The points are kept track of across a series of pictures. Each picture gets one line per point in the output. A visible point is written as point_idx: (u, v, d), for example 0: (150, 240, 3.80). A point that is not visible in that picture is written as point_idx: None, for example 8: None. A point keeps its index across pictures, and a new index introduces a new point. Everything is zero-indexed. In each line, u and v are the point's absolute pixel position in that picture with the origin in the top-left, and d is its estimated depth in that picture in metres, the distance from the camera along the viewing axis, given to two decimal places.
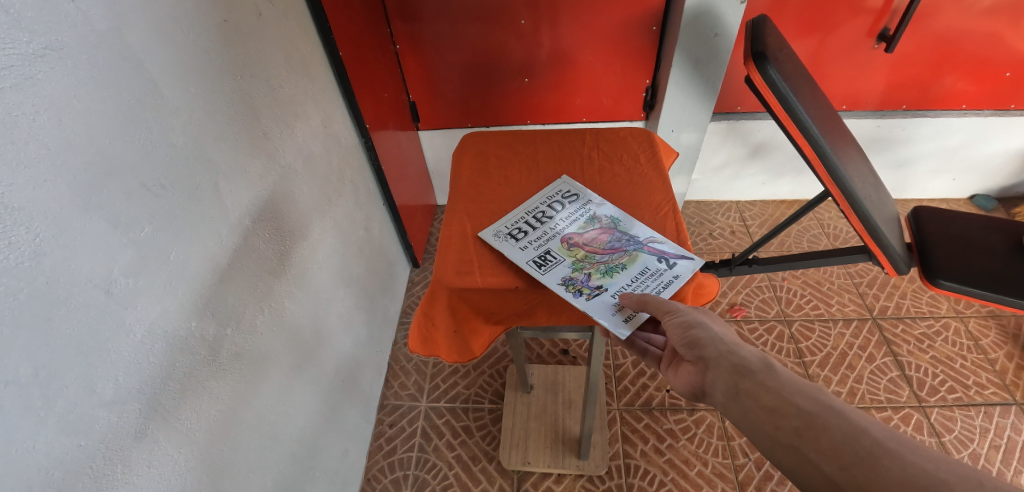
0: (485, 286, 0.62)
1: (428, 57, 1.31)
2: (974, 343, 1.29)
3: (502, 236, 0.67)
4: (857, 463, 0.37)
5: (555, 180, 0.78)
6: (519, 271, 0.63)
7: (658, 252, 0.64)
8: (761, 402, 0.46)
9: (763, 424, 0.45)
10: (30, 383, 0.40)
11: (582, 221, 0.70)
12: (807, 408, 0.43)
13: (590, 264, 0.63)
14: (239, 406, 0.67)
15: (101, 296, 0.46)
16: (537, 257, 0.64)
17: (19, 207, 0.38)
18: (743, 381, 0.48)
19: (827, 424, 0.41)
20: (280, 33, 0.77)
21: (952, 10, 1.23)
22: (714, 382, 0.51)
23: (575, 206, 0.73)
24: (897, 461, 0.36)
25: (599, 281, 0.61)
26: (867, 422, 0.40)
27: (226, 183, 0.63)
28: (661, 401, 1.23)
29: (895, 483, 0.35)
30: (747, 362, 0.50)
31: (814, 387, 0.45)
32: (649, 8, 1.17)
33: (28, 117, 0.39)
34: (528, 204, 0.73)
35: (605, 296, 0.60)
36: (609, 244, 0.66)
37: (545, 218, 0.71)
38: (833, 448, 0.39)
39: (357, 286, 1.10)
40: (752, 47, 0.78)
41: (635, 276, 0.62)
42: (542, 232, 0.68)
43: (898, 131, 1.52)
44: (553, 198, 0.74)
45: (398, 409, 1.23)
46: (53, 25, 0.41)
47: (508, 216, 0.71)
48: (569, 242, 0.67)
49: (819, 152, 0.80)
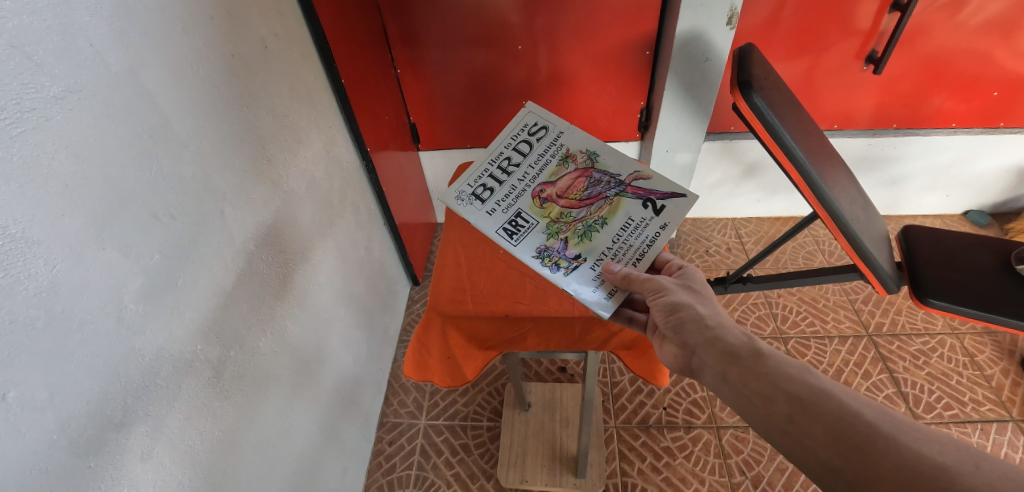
0: (476, 312, 0.67)
1: (428, 81, 1.35)
2: (970, 359, 1.30)
3: (466, 198, 0.69)
4: (852, 449, 0.40)
5: (518, 113, 0.77)
6: (508, 299, 0.69)
7: (640, 194, 0.67)
8: (751, 388, 0.48)
9: (755, 409, 0.47)
10: (44, 407, 0.42)
11: (550, 165, 0.72)
12: (799, 393, 0.45)
13: (567, 225, 0.66)
14: (240, 426, 0.69)
15: (112, 322, 0.48)
16: (508, 223, 0.67)
17: (40, 240, 0.41)
18: (731, 366, 0.51)
19: (821, 408, 0.43)
20: (285, 64, 0.80)
21: (939, 32, 1.26)
22: (703, 364, 0.53)
23: (541, 147, 0.74)
24: (891, 444, 0.39)
25: (575, 249, 0.64)
26: (860, 405, 0.43)
27: (232, 210, 0.66)
28: (658, 419, 1.24)
29: (890, 468, 0.38)
30: (734, 346, 0.52)
31: (804, 369, 0.48)
32: (642, 34, 1.21)
33: (49, 157, 0.41)
34: (490, 151, 0.74)
35: (585, 264, 0.63)
36: (585, 192, 0.69)
37: (510, 167, 0.72)
38: (828, 435, 0.42)
39: (357, 305, 1.12)
40: (738, 75, 0.81)
41: (617, 231, 0.65)
42: (508, 187, 0.70)
43: (889, 149, 1.55)
44: (516, 140, 0.75)
45: (398, 426, 1.24)
46: (75, 69, 0.43)
47: (470, 171, 0.72)
48: (542, 199, 0.69)
49: (806, 178, 0.83)
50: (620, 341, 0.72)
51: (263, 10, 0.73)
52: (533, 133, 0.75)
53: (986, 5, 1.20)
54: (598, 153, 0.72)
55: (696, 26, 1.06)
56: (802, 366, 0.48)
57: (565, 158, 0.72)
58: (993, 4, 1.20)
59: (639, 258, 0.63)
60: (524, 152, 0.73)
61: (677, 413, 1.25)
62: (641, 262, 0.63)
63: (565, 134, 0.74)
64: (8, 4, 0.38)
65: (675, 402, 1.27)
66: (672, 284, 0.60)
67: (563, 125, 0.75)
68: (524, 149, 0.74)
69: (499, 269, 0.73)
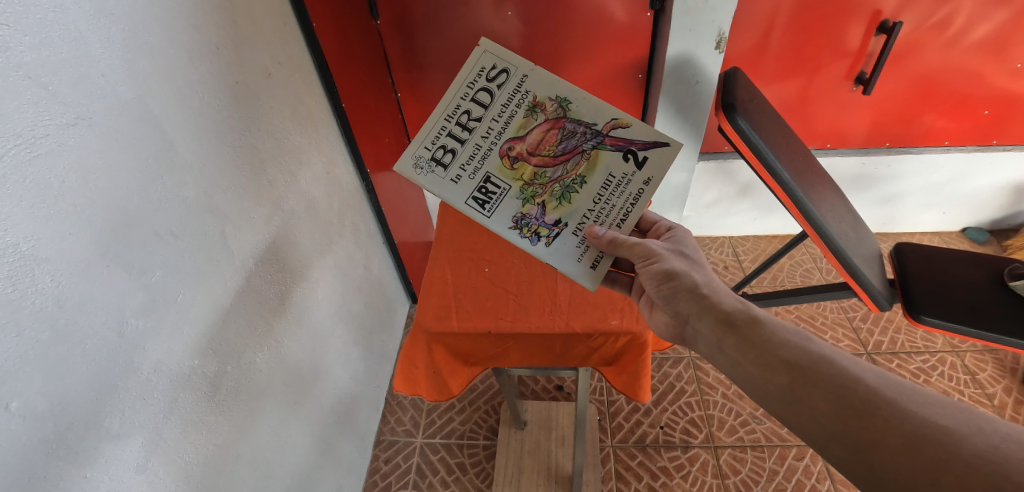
0: (460, 330, 0.70)
1: (428, 103, 1.39)
2: (971, 377, 1.30)
3: (427, 165, 0.68)
4: (855, 414, 0.44)
5: (473, 52, 0.70)
6: (491, 316, 0.72)
7: (618, 145, 0.67)
8: (751, 357, 0.53)
9: (752, 375, 0.52)
10: (46, 416, 0.44)
11: (516, 117, 0.69)
12: (800, 363, 0.49)
13: (543, 188, 0.68)
14: (235, 441, 0.70)
15: (112, 336, 0.50)
16: (478, 191, 0.68)
17: (46, 257, 0.43)
18: (726, 336, 0.56)
19: (823, 376, 0.48)
20: (288, 90, 0.84)
21: (928, 53, 1.28)
22: (699, 333, 0.59)
23: (504, 96, 0.69)
24: (893, 409, 0.43)
25: (554, 214, 0.68)
26: (862, 372, 0.47)
27: (232, 229, 0.69)
28: (655, 438, 1.24)
29: (894, 431, 0.41)
30: (728, 312, 0.58)
31: (805, 338, 0.53)
32: (634, 58, 1.25)
33: (59, 180, 0.44)
34: (446, 103, 0.69)
35: (566, 229, 0.67)
36: (559, 147, 0.68)
37: (471, 123, 0.69)
38: (831, 403, 0.45)
39: (356, 323, 1.13)
40: (722, 99, 0.84)
41: (599, 189, 0.67)
42: (471, 147, 0.69)
43: (883, 168, 1.57)
44: (474, 88, 0.69)
45: (394, 445, 1.25)
46: (86, 98, 0.46)
47: (427, 130, 0.69)
48: (512, 158, 0.68)
49: (792, 197, 0.85)
50: (601, 357, 0.74)
51: (267, 39, 0.77)
52: (493, 78, 0.70)
53: (973, 26, 1.23)
54: (569, 100, 0.69)
55: (685, 51, 1.08)
56: (800, 334, 0.53)
57: (532, 108, 0.69)
58: (980, 26, 1.23)
59: (623, 218, 0.66)
60: (485, 102, 0.69)
61: (674, 432, 1.25)
62: (625, 222, 0.66)
63: (530, 79, 0.69)
64: (27, 39, 0.41)
65: (673, 421, 1.27)
66: (661, 251, 0.65)
67: (525, 68, 0.69)
68: (484, 99, 0.69)
69: (484, 286, 0.76)
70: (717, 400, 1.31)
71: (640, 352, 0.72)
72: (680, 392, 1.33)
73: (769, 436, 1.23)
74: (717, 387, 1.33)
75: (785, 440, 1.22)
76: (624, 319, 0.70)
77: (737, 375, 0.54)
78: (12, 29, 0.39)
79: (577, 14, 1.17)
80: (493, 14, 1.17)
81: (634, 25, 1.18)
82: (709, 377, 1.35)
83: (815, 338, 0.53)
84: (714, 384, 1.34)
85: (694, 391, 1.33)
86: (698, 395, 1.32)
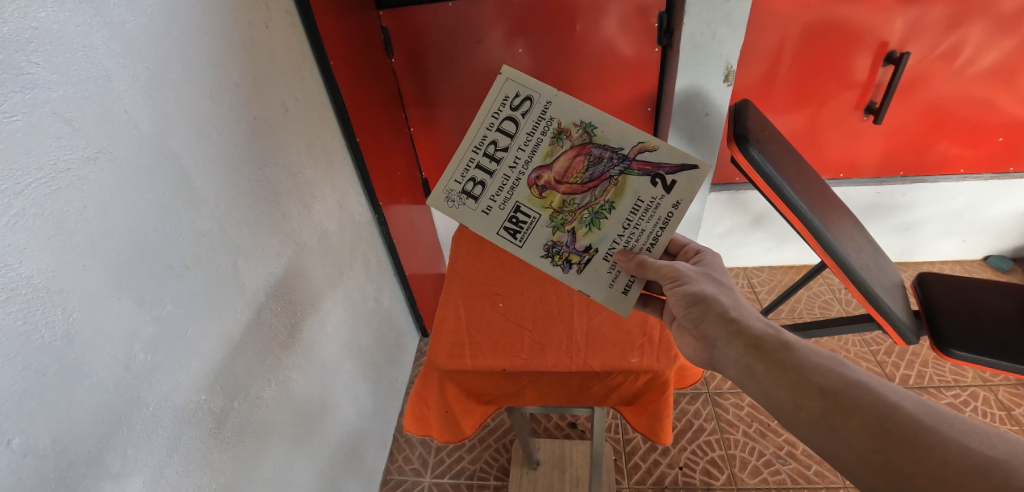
0: (473, 368, 0.68)
1: (441, 137, 1.42)
2: (1006, 413, 1.24)
3: (457, 198, 0.69)
4: (894, 444, 0.41)
5: (495, 81, 0.68)
6: (506, 354, 0.70)
7: (646, 170, 0.65)
8: (781, 383, 0.50)
9: (783, 400, 0.50)
10: (46, 454, 0.43)
11: (543, 145, 0.68)
12: (832, 387, 0.47)
13: (572, 215, 0.68)
14: (240, 480, 0.68)
15: (120, 370, 0.49)
16: (510, 221, 0.69)
17: (60, 290, 0.43)
18: (755, 361, 0.53)
19: (858, 402, 0.45)
20: (305, 124, 0.85)
21: (938, 82, 1.29)
22: (727, 359, 0.57)
23: (529, 124, 0.68)
24: (934, 437, 0.40)
25: (583, 240, 0.68)
26: (900, 398, 0.44)
27: (244, 261, 0.68)
28: (674, 480, 1.18)
29: (936, 462, 0.39)
30: (759, 336, 0.55)
31: (838, 362, 0.50)
32: (644, 91, 1.27)
33: (77, 212, 0.44)
34: (473, 134, 0.68)
35: (594, 255, 0.67)
36: (586, 174, 0.67)
37: (498, 153, 0.68)
38: (868, 429, 0.43)
39: (365, 356, 1.12)
40: (734, 130, 0.84)
41: (629, 213, 0.66)
42: (500, 178, 0.68)
43: (898, 197, 1.55)
44: (499, 117, 0.68)
45: (401, 484, 1.21)
46: (108, 134, 0.47)
47: (455, 164, 0.69)
48: (540, 187, 0.68)
49: (810, 228, 0.83)
50: (620, 396, 0.72)
51: (286, 76, 0.80)
52: (517, 106, 0.68)
53: (980, 55, 1.23)
54: (594, 125, 0.67)
55: (693, 85, 1.10)
56: (832, 359, 0.51)
57: (558, 135, 0.67)
58: (988, 54, 1.23)
59: (653, 242, 0.66)
60: (511, 132, 0.68)
61: (694, 473, 1.19)
62: (655, 247, 0.66)
63: (554, 105, 0.67)
64: (55, 78, 0.42)
65: (692, 461, 1.21)
66: (693, 272, 0.64)
67: (549, 94, 0.67)
68: (510, 128, 0.68)
69: (498, 322, 0.75)
70: (738, 439, 1.25)
71: (661, 392, 0.69)
72: (698, 431, 1.28)
73: (795, 477, 1.17)
74: (737, 424, 1.28)
75: (812, 481, 1.16)
76: (644, 358, 0.67)
77: (766, 401, 0.51)
78: (42, 67, 0.41)
79: (587, 50, 1.20)
80: (503, 51, 1.21)
81: (643, 60, 1.21)
82: (729, 414, 1.30)
83: (848, 363, 0.50)
84: (734, 421, 1.29)
85: (713, 429, 1.27)
86: (718, 433, 1.27)
